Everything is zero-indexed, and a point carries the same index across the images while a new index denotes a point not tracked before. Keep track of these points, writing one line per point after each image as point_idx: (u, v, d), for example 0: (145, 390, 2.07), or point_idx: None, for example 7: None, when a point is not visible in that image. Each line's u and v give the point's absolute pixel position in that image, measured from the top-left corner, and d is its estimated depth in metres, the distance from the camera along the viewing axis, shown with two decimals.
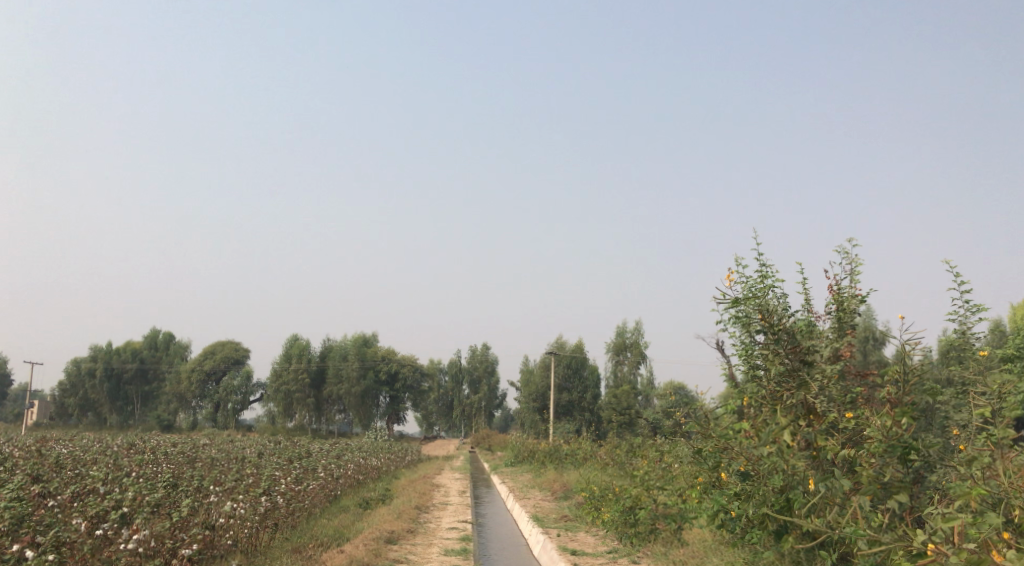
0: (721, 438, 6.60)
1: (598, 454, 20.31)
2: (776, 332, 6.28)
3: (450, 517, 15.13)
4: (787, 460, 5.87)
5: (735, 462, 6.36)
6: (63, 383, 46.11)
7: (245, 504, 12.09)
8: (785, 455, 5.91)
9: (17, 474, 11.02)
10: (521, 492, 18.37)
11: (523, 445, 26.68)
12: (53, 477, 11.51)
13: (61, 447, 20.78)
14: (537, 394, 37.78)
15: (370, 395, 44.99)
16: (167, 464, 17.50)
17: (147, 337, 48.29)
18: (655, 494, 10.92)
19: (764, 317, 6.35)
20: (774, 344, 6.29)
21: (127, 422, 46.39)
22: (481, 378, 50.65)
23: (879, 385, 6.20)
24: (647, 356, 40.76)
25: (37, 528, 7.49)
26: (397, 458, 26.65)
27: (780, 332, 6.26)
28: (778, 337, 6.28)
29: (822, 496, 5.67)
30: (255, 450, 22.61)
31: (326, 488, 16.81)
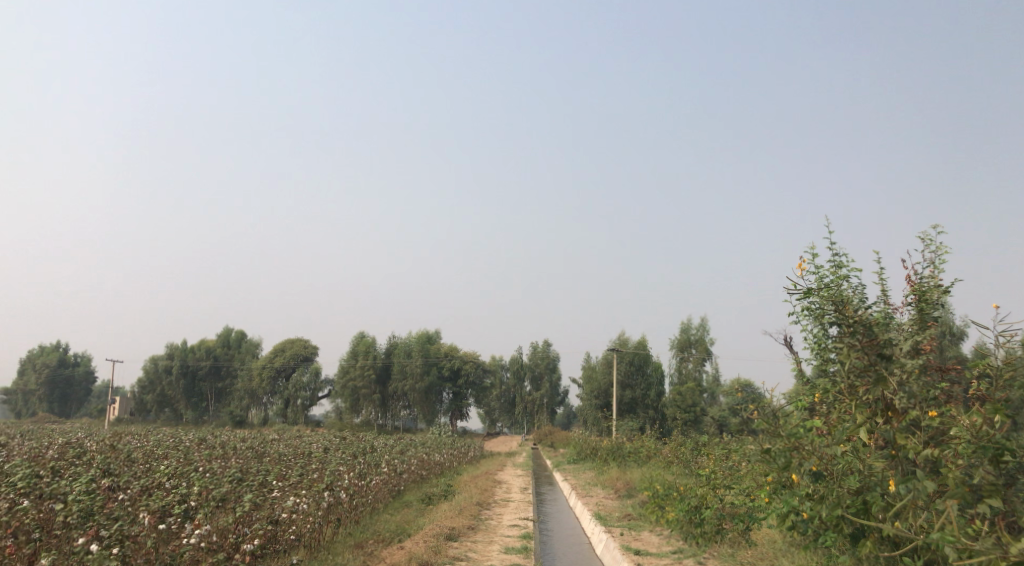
0: (790, 436, 6.23)
1: (662, 452, 19.95)
2: (851, 325, 6.03)
3: (512, 514, 15.01)
4: (864, 460, 5.71)
5: (808, 462, 5.96)
6: (141, 380, 47.55)
7: (309, 499, 12.13)
8: (860, 454, 5.77)
9: (88, 468, 11.22)
10: (583, 490, 18.15)
11: (586, 442, 26.43)
12: (122, 471, 11.70)
13: (136, 441, 21.32)
14: (600, 391, 37.46)
15: (433, 391, 45.20)
16: (234, 459, 17.76)
17: (220, 335, 49.33)
18: (722, 493, 10.63)
19: (839, 309, 6.11)
20: (850, 337, 6.01)
21: (201, 418, 47.53)
22: (543, 374, 50.45)
23: (962, 381, 5.92)
24: (712, 353, 40.03)
25: (107, 521, 7.57)
26: (460, 454, 26.66)
27: (856, 325, 6.01)
28: (854, 330, 6.01)
29: (904, 499, 5.41)
30: (321, 445, 22.86)
31: (389, 483, 16.83)
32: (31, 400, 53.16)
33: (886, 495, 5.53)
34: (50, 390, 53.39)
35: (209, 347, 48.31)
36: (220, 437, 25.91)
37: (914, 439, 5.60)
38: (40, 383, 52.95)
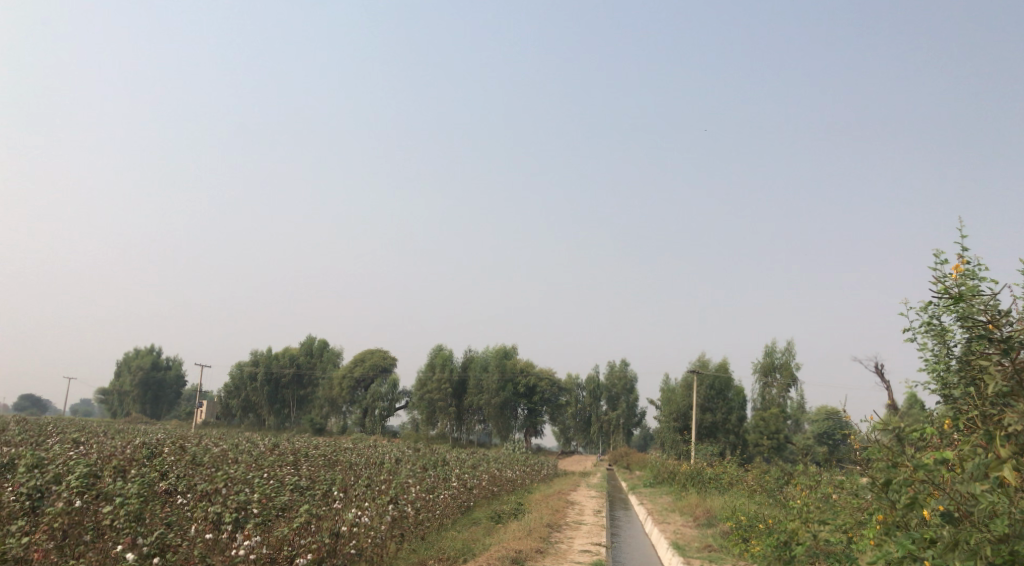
0: (916, 469, 5.53)
1: (745, 479, 18.95)
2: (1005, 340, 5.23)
3: (583, 538, 14.26)
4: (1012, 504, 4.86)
5: (935, 501, 5.27)
6: (227, 385, 48.39)
7: (372, 512, 11.63)
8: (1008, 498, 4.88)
9: (153, 470, 10.93)
10: (660, 516, 17.26)
11: (664, 465, 25.44)
12: (184, 474, 11.34)
13: (212, 444, 21.38)
14: (679, 413, 36.30)
15: (509, 406, 44.62)
16: (306, 467, 17.57)
17: (303, 343, 49.74)
18: (815, 527, 9.70)
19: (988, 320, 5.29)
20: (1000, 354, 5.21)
21: (283, 425, 47.97)
22: (620, 394, 49.34)
23: None
24: (798, 379, 38.41)
25: (152, 527, 7.21)
26: (533, 472, 26.00)
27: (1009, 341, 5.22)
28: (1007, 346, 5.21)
29: None
30: (393, 456, 22.51)
31: (458, 498, 16.34)
32: (124, 401, 54.70)
33: None
34: (142, 392, 54.83)
35: (292, 354, 48.76)
36: (294, 443, 25.83)
37: None
38: (133, 385, 54.41)
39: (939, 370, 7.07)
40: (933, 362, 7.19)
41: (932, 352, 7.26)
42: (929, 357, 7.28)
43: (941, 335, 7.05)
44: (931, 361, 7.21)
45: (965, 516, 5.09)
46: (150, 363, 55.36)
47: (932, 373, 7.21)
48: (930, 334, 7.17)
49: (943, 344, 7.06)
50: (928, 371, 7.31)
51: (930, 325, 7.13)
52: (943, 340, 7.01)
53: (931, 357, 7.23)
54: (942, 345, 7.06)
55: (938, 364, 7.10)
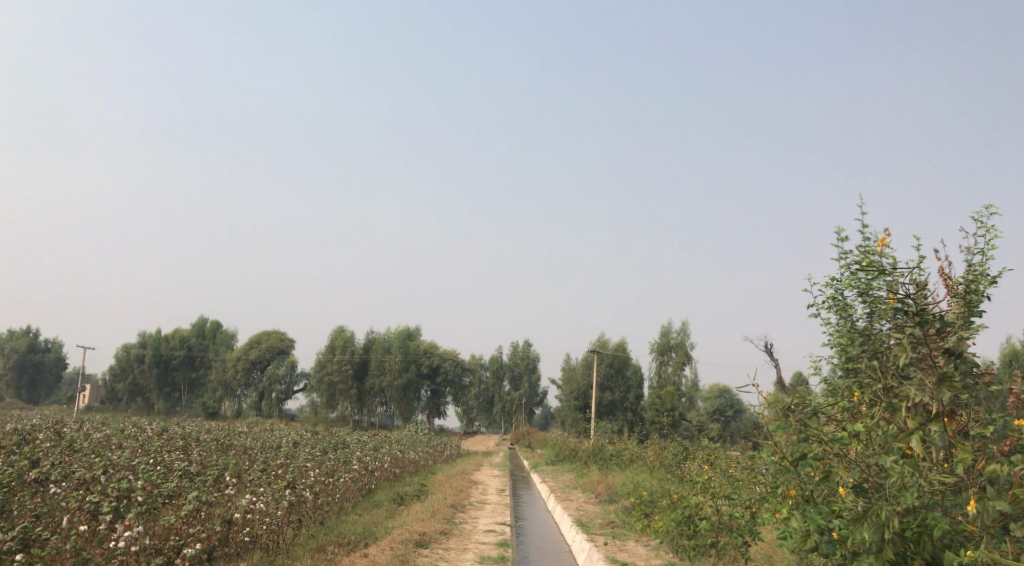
0: (825, 443, 5.45)
1: (645, 455, 19.17)
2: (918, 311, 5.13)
3: (487, 518, 14.08)
4: (922, 477, 4.81)
5: (846, 474, 5.18)
6: (113, 368, 46.21)
7: (267, 497, 11.14)
8: (918, 471, 4.84)
9: (18, 458, 10.08)
10: (562, 494, 17.27)
11: (565, 443, 25.59)
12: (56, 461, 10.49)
13: (96, 430, 20.22)
14: (580, 392, 36.64)
15: (412, 388, 44.08)
16: (197, 452, 16.78)
17: (195, 325, 48.01)
18: (719, 503, 9.68)
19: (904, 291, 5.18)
20: (913, 326, 5.14)
21: (174, 409, 46.17)
22: (522, 374, 49.54)
23: (1003, 388, 5.26)
24: (693, 357, 39.31)
25: (10, 526, 6.55)
26: (435, 453, 25.81)
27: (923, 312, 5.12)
28: (921, 318, 5.13)
29: (975, 522, 4.65)
30: (290, 439, 21.85)
31: (359, 481, 15.89)
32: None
33: (947, 519, 4.73)
34: (19, 376, 51.90)
35: (184, 336, 46.99)
36: (185, 428, 24.74)
37: (969, 447, 4.83)
38: (9, 368, 51.41)
39: (842, 345, 7.11)
40: (836, 336, 7.22)
41: (837, 326, 7.26)
42: (832, 332, 7.32)
43: (843, 310, 7.08)
44: (835, 336, 7.24)
45: (876, 491, 5.04)
46: (28, 346, 52.51)
47: (835, 347, 7.25)
48: (833, 308, 7.18)
49: (846, 318, 7.09)
50: (831, 347, 7.35)
51: (834, 299, 7.15)
52: (846, 315, 7.04)
53: (834, 331, 7.25)
54: (845, 320, 7.09)
55: (841, 339, 7.14)
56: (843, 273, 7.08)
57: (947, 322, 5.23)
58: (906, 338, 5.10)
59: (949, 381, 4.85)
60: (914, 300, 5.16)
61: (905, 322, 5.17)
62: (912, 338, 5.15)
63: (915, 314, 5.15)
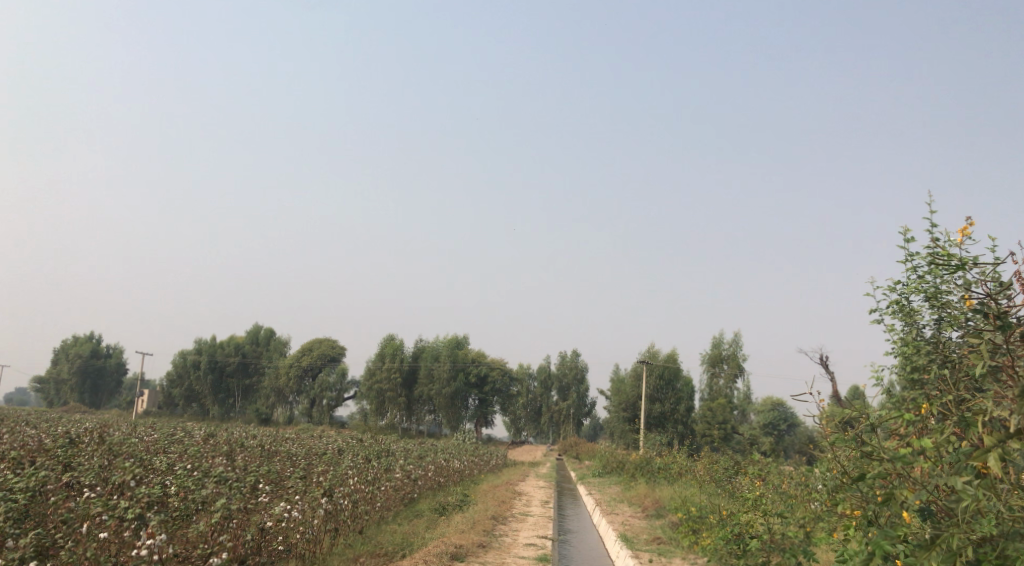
0: (892, 461, 5.01)
1: (694, 469, 18.61)
2: (1000, 316, 4.67)
3: (529, 531, 13.67)
4: (1004, 503, 4.35)
5: (914, 495, 4.74)
6: (169, 374, 46.80)
7: (302, 505, 10.91)
8: (996, 496, 4.37)
9: (48, 461, 9.92)
10: (609, 507, 16.81)
11: (613, 455, 25.02)
12: (87, 465, 10.30)
13: (145, 434, 20.33)
14: (629, 403, 35.99)
15: (460, 396, 43.87)
16: (240, 458, 16.76)
17: (249, 332, 48.52)
18: (771, 522, 9.22)
19: (989, 294, 4.70)
20: (995, 332, 4.68)
21: (228, 415, 46.60)
22: (570, 384, 49.11)
23: None
24: (745, 370, 38.40)
25: (24, 538, 6.43)
26: (481, 462, 25.49)
27: (1006, 317, 4.66)
28: (1002, 324, 4.66)
29: None
30: (336, 446, 21.73)
31: (401, 490, 15.66)
32: (61, 390, 52.75)
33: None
34: (81, 381, 52.96)
35: (238, 343, 47.45)
36: (233, 433, 24.83)
37: None
38: (71, 373, 52.50)
39: (906, 355, 6.63)
40: (899, 344, 6.75)
41: (901, 333, 6.77)
42: (894, 340, 6.85)
43: (908, 317, 6.61)
44: (898, 345, 6.77)
45: (948, 516, 4.60)
46: (90, 351, 53.65)
47: (898, 356, 6.77)
48: (897, 314, 6.71)
49: (910, 325, 6.62)
50: (892, 356, 6.89)
51: (898, 304, 6.68)
52: (911, 322, 6.57)
53: (898, 339, 6.77)
54: (909, 327, 6.63)
55: (905, 348, 6.66)
56: (908, 277, 6.62)
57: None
58: (983, 344, 4.66)
59: None
60: (994, 302, 4.70)
61: (985, 324, 4.72)
62: (990, 345, 4.70)
63: (994, 317, 4.68)
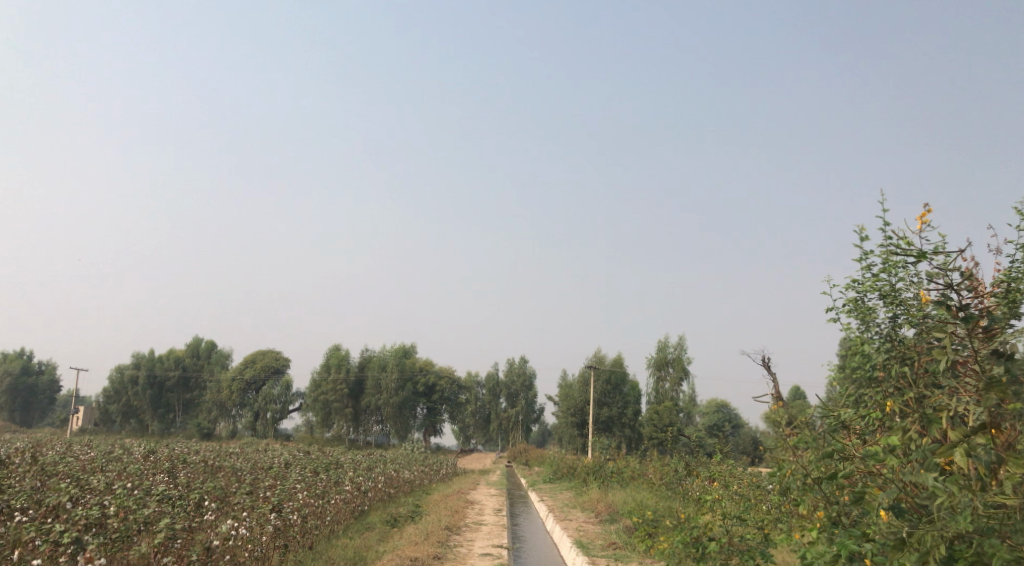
0: (862, 460, 4.94)
1: (647, 472, 18.60)
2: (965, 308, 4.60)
3: (484, 540, 13.47)
4: (976, 499, 4.28)
5: (886, 495, 4.67)
6: (107, 390, 45.38)
7: (249, 522, 10.55)
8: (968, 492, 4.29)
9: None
10: (562, 513, 16.73)
11: (563, 460, 24.96)
12: (14, 487, 9.80)
13: (81, 452, 19.63)
14: (577, 409, 36.01)
15: (408, 406, 43.42)
16: (184, 474, 16.26)
17: (189, 345, 47.44)
18: (730, 524, 9.16)
19: (951, 286, 4.64)
20: (959, 324, 4.62)
21: (168, 430, 45.42)
22: (519, 391, 49.03)
23: None
24: (690, 372, 38.75)
25: None
26: (431, 472, 25.24)
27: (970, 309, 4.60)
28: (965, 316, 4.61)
29: None
30: (283, 459, 21.23)
31: (351, 502, 15.34)
32: None
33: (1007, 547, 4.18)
34: (12, 399, 51.17)
35: (178, 356, 46.29)
36: (174, 449, 24.13)
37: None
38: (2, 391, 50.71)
39: (861, 354, 6.64)
40: (854, 343, 6.76)
41: (858, 333, 6.77)
42: (851, 340, 6.85)
43: (864, 316, 6.61)
44: (855, 344, 6.77)
45: (921, 515, 4.55)
46: (21, 368, 51.87)
47: (854, 356, 6.77)
48: (853, 313, 6.71)
49: (867, 324, 6.62)
50: (848, 354, 6.90)
51: (855, 303, 6.69)
52: (868, 320, 6.57)
53: (854, 339, 6.78)
54: (864, 327, 6.65)
55: (861, 346, 6.67)
56: (865, 275, 6.62)
57: (993, 320, 4.72)
58: (947, 337, 4.60)
59: (998, 387, 4.34)
60: (955, 295, 4.64)
61: (948, 318, 4.66)
62: (955, 337, 4.64)
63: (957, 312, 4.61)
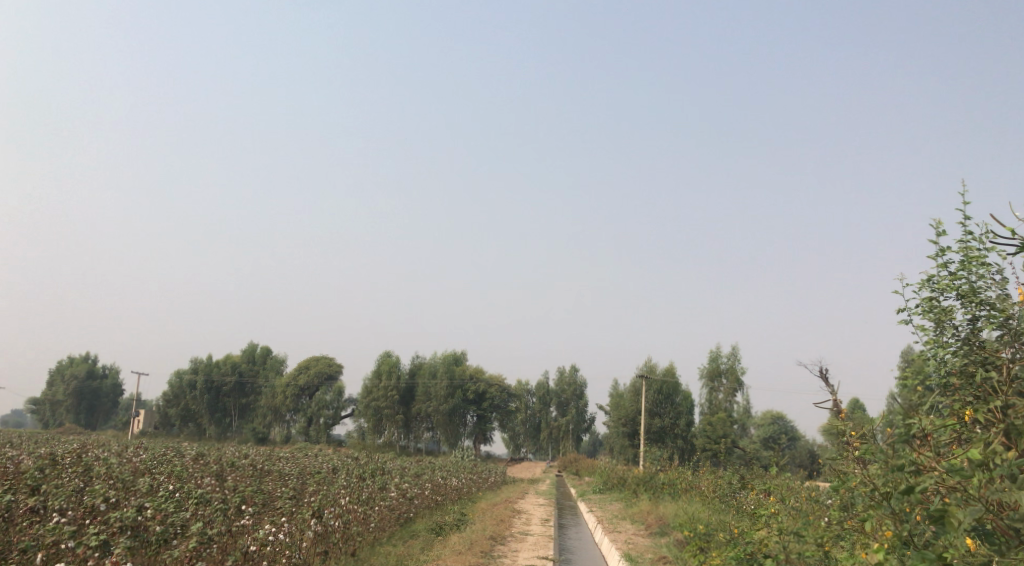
0: (942, 475, 4.54)
1: (699, 484, 18.04)
2: None
3: (528, 551, 13.11)
4: None
5: (971, 514, 4.26)
6: (165, 394, 46.01)
7: (289, 528, 10.31)
8: None
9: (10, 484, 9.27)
10: (610, 524, 16.33)
11: (614, 471, 24.50)
12: (51, 485, 9.73)
13: (134, 453, 19.74)
14: (628, 419, 35.41)
15: (458, 413, 43.22)
16: (231, 478, 16.22)
17: (245, 350, 47.94)
18: (786, 539, 8.69)
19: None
20: None
21: (224, 434, 45.89)
22: (569, 400, 48.55)
23: None
24: (744, 383, 37.87)
25: None
26: (480, 480, 24.98)
27: None
28: None
29: None
30: (331, 465, 21.16)
31: (396, 509, 15.10)
32: (57, 410, 52.06)
33: None
34: (77, 401, 52.29)
35: (234, 361, 46.79)
36: (226, 452, 24.13)
37: None
38: (67, 394, 51.86)
39: (938, 359, 6.23)
40: (931, 347, 6.34)
41: (933, 335, 6.34)
42: (927, 343, 6.42)
43: (940, 318, 6.20)
44: (930, 348, 6.37)
45: (1012, 539, 4.14)
46: (85, 372, 53.04)
47: (931, 359, 6.35)
48: (929, 315, 6.29)
49: (943, 327, 6.21)
50: (924, 358, 6.49)
51: (930, 304, 6.28)
52: (946, 323, 6.16)
53: (931, 340, 6.35)
54: (939, 330, 6.25)
55: (937, 351, 6.25)
56: (944, 273, 6.23)
57: None
58: None
59: None
60: None
61: None
62: None
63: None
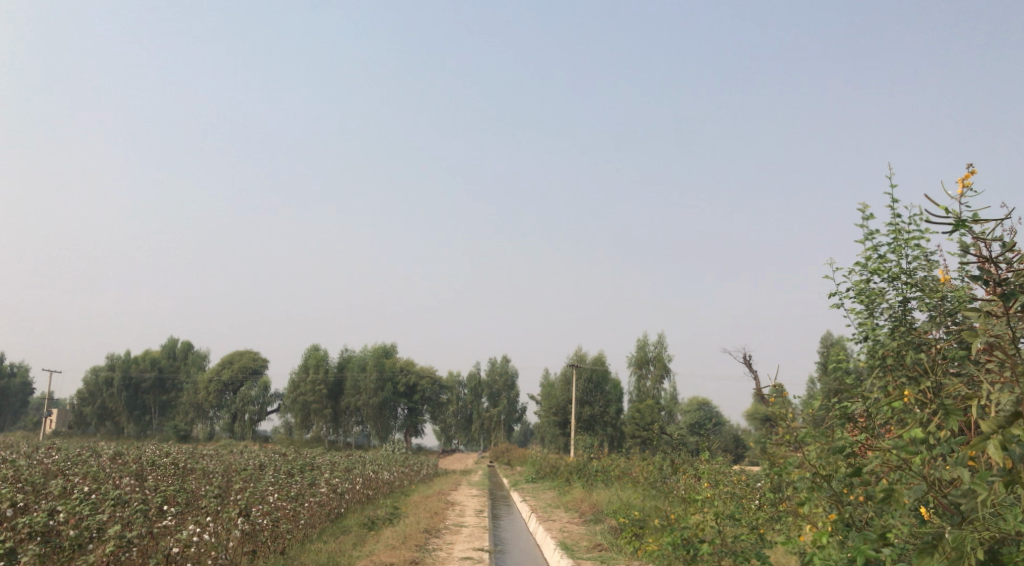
0: (884, 456, 4.45)
1: (632, 470, 18.12)
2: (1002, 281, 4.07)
3: (463, 543, 12.90)
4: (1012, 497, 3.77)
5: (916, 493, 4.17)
6: (81, 392, 44.35)
7: (214, 528, 9.88)
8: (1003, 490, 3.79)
9: None
10: (545, 513, 16.25)
11: (546, 460, 24.50)
12: None
13: (47, 455, 18.86)
14: (559, 408, 35.48)
15: (388, 406, 42.75)
16: (151, 477, 15.60)
17: (165, 346, 46.51)
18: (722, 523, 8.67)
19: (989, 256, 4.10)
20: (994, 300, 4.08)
21: (145, 433, 44.41)
22: (500, 391, 48.47)
23: None
24: (672, 370, 38.35)
25: None
26: (411, 472, 24.69)
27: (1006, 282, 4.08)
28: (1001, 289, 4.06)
29: None
30: (257, 461, 20.58)
31: (327, 505, 14.78)
32: None
33: None
34: None
35: (154, 358, 45.35)
36: (145, 451, 23.29)
37: None
38: None
39: (870, 342, 6.24)
40: (863, 330, 6.35)
41: (865, 319, 6.35)
42: (859, 327, 6.44)
43: (871, 301, 6.21)
44: (863, 331, 6.38)
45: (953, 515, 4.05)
46: None
47: (863, 343, 6.36)
48: (860, 299, 6.30)
49: (873, 310, 6.22)
50: (856, 342, 6.50)
51: (861, 288, 6.29)
52: (877, 306, 6.18)
53: (863, 324, 6.36)
54: (871, 312, 6.26)
55: (870, 334, 6.26)
56: (874, 257, 6.24)
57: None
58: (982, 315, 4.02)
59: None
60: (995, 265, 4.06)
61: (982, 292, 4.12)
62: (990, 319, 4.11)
63: (994, 286, 3.99)
